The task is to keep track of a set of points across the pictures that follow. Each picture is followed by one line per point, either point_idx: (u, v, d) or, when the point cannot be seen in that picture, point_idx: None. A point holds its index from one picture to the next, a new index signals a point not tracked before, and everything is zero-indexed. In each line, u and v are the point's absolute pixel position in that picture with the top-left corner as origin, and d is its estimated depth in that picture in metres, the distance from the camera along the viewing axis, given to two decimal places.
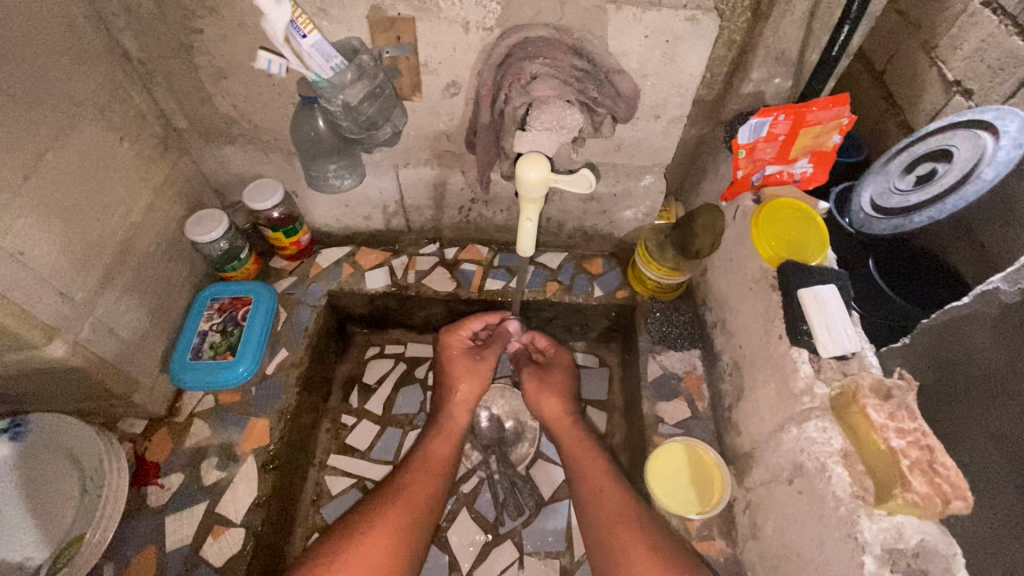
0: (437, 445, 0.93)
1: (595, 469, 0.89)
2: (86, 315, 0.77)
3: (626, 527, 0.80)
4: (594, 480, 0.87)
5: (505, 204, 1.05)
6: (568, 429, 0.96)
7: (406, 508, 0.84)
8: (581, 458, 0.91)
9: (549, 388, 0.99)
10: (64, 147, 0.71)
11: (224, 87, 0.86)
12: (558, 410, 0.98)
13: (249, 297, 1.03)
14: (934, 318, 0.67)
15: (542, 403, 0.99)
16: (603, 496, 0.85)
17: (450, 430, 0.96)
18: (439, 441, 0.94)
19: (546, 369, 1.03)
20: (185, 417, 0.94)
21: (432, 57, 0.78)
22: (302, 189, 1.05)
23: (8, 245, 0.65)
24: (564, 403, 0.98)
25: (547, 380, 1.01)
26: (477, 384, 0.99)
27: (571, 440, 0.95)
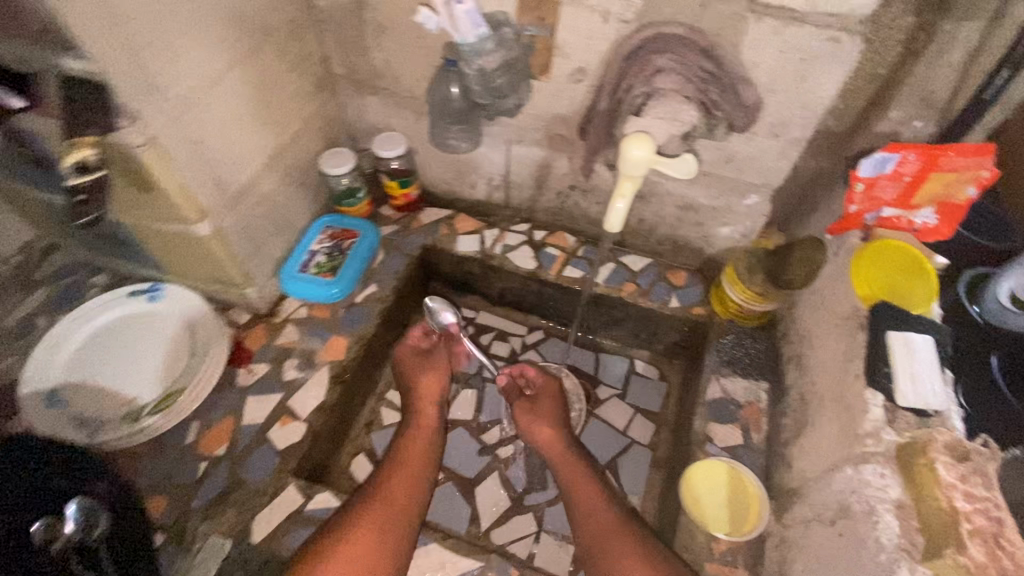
0: (411, 445, 0.91)
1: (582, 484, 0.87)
2: (231, 209, 0.91)
3: (613, 539, 0.79)
4: (582, 494, 0.86)
5: (603, 197, 1.08)
6: (556, 449, 0.93)
7: (387, 497, 0.82)
8: (568, 469, 0.90)
9: (539, 416, 0.97)
10: (247, 67, 0.85)
11: (380, 43, 0.97)
12: (548, 434, 0.95)
13: (356, 232, 1.14)
14: None
15: (533, 430, 0.96)
16: (587, 506, 0.84)
17: (422, 430, 0.94)
18: (416, 440, 0.92)
19: (534, 398, 1.00)
20: (281, 320, 1.07)
21: (567, 42, 0.83)
22: (422, 147, 1.15)
23: (191, 132, 0.79)
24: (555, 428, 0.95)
25: (536, 407, 0.98)
26: (439, 378, 1.00)
27: (561, 460, 0.91)
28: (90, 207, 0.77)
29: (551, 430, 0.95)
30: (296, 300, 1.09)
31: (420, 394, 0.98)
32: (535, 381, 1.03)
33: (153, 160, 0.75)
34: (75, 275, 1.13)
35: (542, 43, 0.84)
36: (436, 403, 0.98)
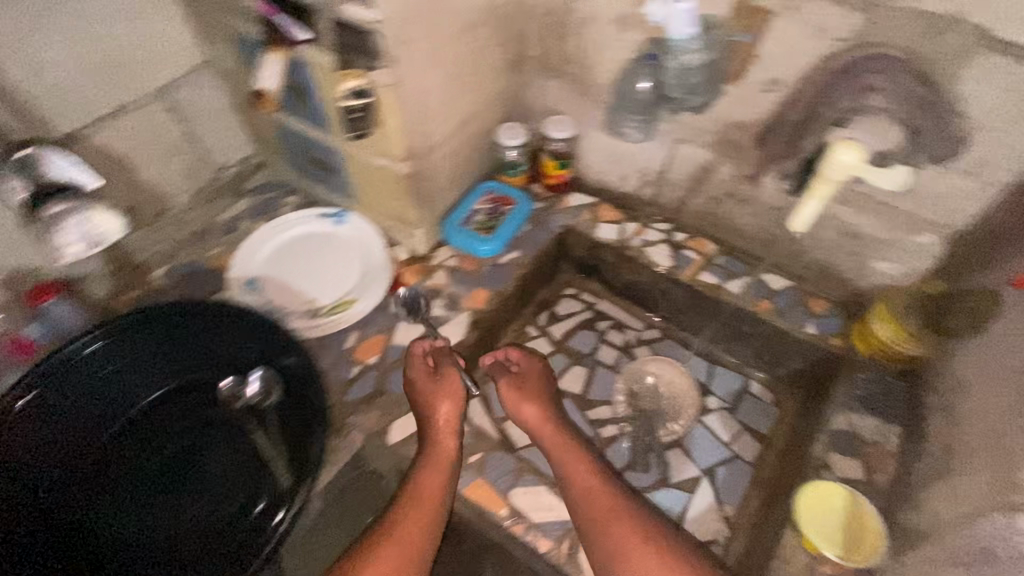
0: (427, 482, 0.89)
1: (581, 471, 0.92)
2: (428, 156, 1.03)
3: (617, 527, 0.85)
4: (580, 483, 0.90)
5: (759, 210, 1.10)
6: (545, 431, 0.99)
7: (414, 521, 0.87)
8: (564, 452, 0.95)
9: (526, 397, 1.02)
10: (472, 35, 0.97)
11: (581, 31, 1.05)
12: (536, 415, 1.01)
13: (513, 200, 1.25)
14: None
15: (522, 411, 1.01)
16: (595, 498, 0.89)
17: (438, 454, 0.92)
18: (430, 473, 0.90)
19: (522, 379, 1.05)
20: (434, 264, 1.19)
21: (772, 51, 0.86)
22: (587, 134, 1.22)
23: (423, 84, 0.91)
24: (542, 410, 1.01)
25: (523, 389, 1.03)
26: (456, 405, 0.97)
27: (551, 440, 0.98)
28: (360, 125, 0.91)
29: (539, 412, 1.01)
30: (450, 250, 1.21)
31: (433, 421, 0.94)
32: (523, 363, 1.09)
33: (391, 100, 0.88)
34: (272, 193, 1.27)
35: (745, 50, 0.88)
36: (455, 433, 0.95)
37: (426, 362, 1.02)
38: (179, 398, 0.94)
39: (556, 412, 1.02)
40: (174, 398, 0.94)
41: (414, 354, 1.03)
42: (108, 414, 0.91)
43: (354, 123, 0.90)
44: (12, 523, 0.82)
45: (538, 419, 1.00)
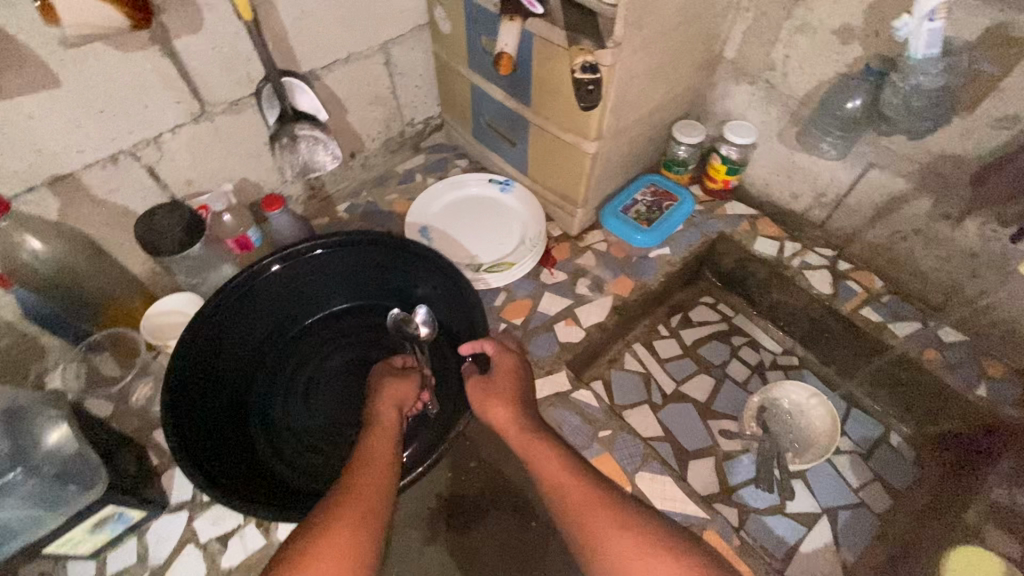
0: (363, 466, 0.71)
1: (553, 463, 0.74)
2: (613, 138, 1.07)
3: (595, 515, 0.68)
4: (554, 477, 0.73)
5: (949, 253, 1.02)
6: (516, 427, 0.81)
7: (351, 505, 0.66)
8: (534, 444, 0.78)
9: (495, 396, 0.83)
10: (685, 29, 0.99)
11: (792, 40, 1.03)
12: (508, 412, 0.82)
13: (676, 198, 1.25)
14: None
15: (493, 414, 0.83)
16: (565, 489, 0.71)
17: (384, 428, 0.78)
18: (374, 443, 0.75)
19: (492, 375, 0.87)
20: (585, 245, 1.24)
21: (1020, 85, 0.80)
22: (766, 145, 1.20)
23: (633, 69, 0.94)
24: (512, 406, 0.82)
25: (492, 386, 0.85)
26: (405, 386, 0.84)
27: (524, 441, 0.79)
28: (589, 98, 0.92)
29: (510, 411, 0.82)
30: (603, 234, 1.25)
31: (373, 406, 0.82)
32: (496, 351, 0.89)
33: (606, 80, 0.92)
34: (446, 154, 1.41)
35: (987, 79, 0.83)
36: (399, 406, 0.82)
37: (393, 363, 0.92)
38: (358, 313, 1.06)
39: (525, 400, 0.83)
40: (354, 312, 1.06)
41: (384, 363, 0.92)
42: (295, 319, 1.04)
43: (585, 96, 0.92)
44: (216, 385, 0.95)
45: (510, 417, 0.81)
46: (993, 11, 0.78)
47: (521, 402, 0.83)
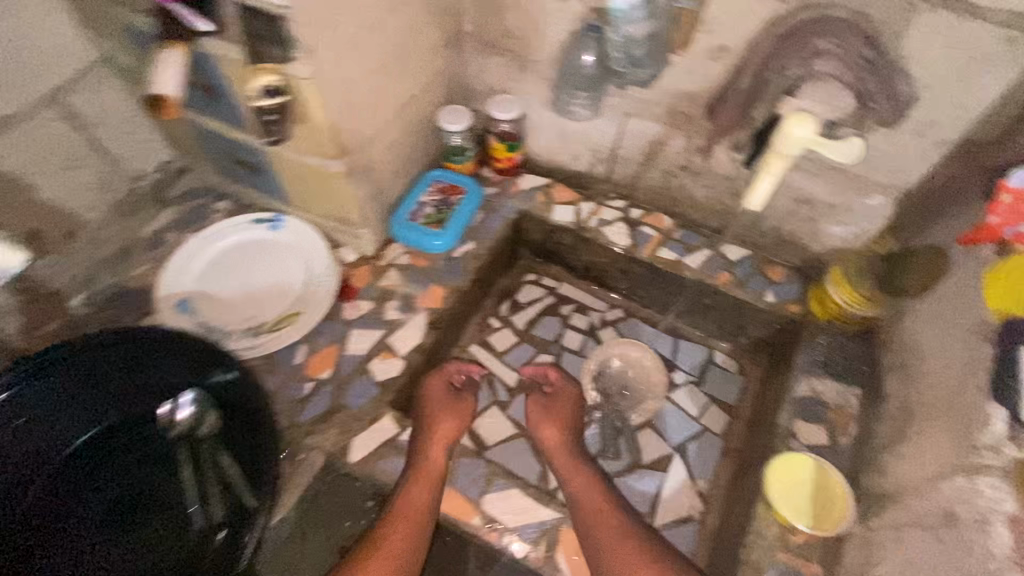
0: (415, 494, 0.85)
1: (591, 494, 0.90)
2: (362, 148, 0.95)
3: (626, 555, 0.81)
4: (590, 504, 0.88)
5: (713, 181, 1.08)
6: (562, 449, 0.98)
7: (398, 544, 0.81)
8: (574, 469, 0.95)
9: (551, 417, 1.02)
10: (401, 13, 0.89)
11: (517, 4, 0.98)
12: (556, 435, 1.00)
13: (462, 188, 1.19)
14: None
15: (542, 431, 1.01)
16: (599, 518, 0.85)
17: (427, 472, 0.87)
18: (417, 486, 0.85)
19: (553, 399, 1.05)
20: (385, 263, 1.13)
21: (716, 16, 0.83)
22: (535, 113, 1.17)
23: (347, 73, 0.82)
24: (563, 431, 1.01)
25: (550, 409, 1.04)
26: (455, 421, 0.97)
27: (567, 464, 0.96)
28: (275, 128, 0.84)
29: (557, 433, 1.00)
30: (400, 247, 1.14)
31: (433, 435, 0.92)
32: (561, 387, 1.07)
33: (310, 95, 0.80)
34: (200, 198, 1.19)
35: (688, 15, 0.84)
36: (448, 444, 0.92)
37: (452, 377, 1.05)
38: (125, 430, 0.88)
39: (574, 433, 1.01)
40: (117, 431, 0.87)
41: (447, 368, 1.06)
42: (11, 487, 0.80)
43: (267, 127, 0.84)
44: None
45: (557, 438, 1.00)
46: None
47: (569, 432, 1.01)
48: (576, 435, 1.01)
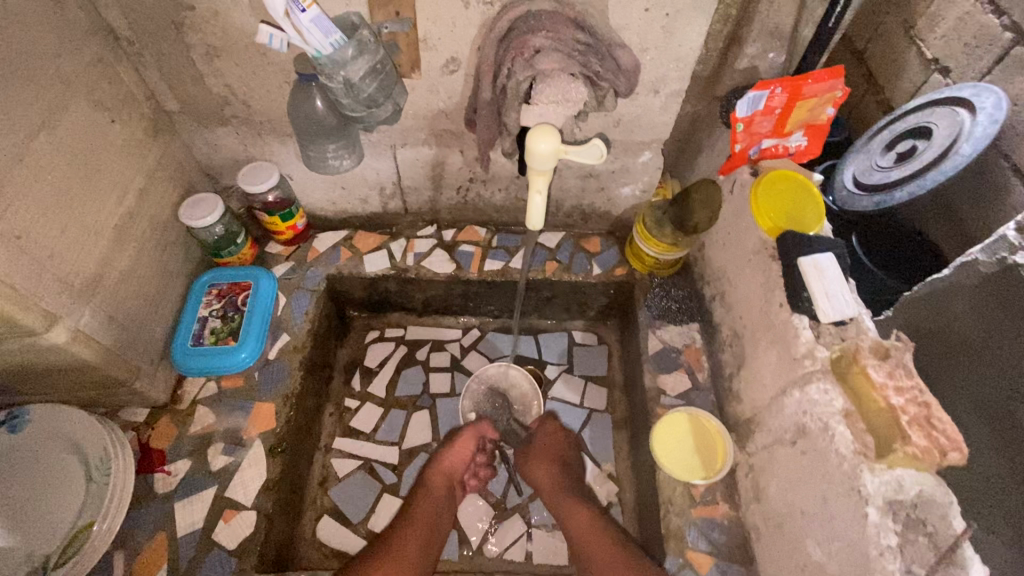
0: (420, 509, 0.89)
1: (588, 527, 0.86)
2: (86, 301, 0.75)
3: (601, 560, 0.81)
4: (585, 533, 0.85)
5: (504, 182, 1.06)
6: (553, 483, 0.94)
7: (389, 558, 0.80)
8: (566, 507, 0.90)
9: (538, 456, 0.97)
10: (57, 127, 0.70)
11: (217, 68, 0.85)
12: (548, 468, 0.95)
13: (248, 282, 1.02)
14: (919, 287, 0.69)
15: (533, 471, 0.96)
16: (593, 542, 0.84)
17: (432, 492, 0.92)
18: (425, 504, 0.90)
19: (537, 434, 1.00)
20: (189, 404, 0.93)
21: (431, 32, 0.77)
22: (297, 172, 1.03)
23: (6, 228, 0.63)
24: (557, 466, 0.96)
25: (539, 444, 0.99)
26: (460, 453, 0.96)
27: (562, 502, 0.91)
28: None
29: (547, 469, 0.95)
30: (200, 377, 0.95)
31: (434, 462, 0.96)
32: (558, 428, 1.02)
33: None
34: None
35: (405, 38, 0.78)
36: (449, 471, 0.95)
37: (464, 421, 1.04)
38: None
39: (569, 467, 0.97)
40: None
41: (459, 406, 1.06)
42: None
43: None
44: None
45: (553, 476, 0.94)
46: None
47: (563, 464, 0.96)
48: (569, 471, 0.96)
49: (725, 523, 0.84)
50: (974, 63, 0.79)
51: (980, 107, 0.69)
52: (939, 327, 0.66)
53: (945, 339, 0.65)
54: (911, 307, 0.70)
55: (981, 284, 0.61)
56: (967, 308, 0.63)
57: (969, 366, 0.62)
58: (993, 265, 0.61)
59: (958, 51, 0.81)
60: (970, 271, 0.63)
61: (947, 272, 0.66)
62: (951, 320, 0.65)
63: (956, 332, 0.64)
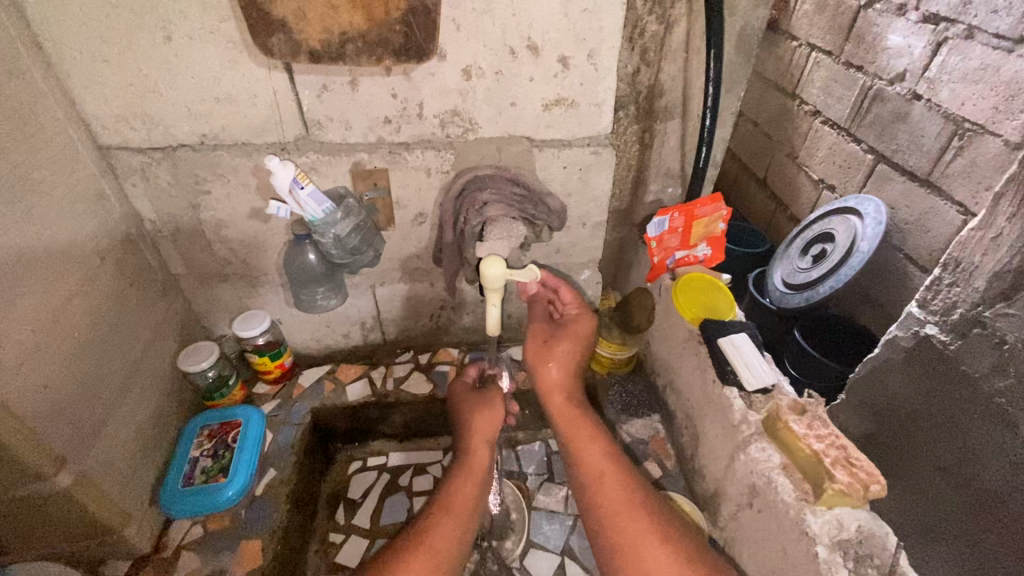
0: (463, 489, 0.89)
1: (597, 458, 0.88)
2: (90, 446, 0.81)
3: (608, 484, 0.84)
4: (594, 466, 0.87)
5: (471, 307, 1.22)
6: (562, 396, 0.95)
7: (433, 544, 0.80)
8: (575, 432, 0.91)
9: (559, 355, 0.95)
10: (87, 292, 0.83)
11: (224, 236, 1.02)
12: (559, 377, 0.96)
13: (238, 420, 1.09)
14: (861, 368, 0.86)
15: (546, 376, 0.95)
16: (604, 481, 0.84)
17: (476, 468, 0.93)
18: (467, 479, 0.91)
19: (558, 332, 0.97)
20: (173, 550, 0.93)
21: (403, 196, 0.99)
22: (287, 315, 1.17)
23: (36, 378, 0.72)
24: (567, 373, 0.96)
25: (553, 345, 0.96)
26: (490, 408, 0.98)
27: (568, 423, 0.93)
28: None
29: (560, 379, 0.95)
30: (186, 520, 0.96)
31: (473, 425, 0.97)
32: (576, 313, 0.99)
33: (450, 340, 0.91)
34: None
35: (382, 202, 0.99)
36: (488, 441, 0.96)
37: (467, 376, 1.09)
38: None
39: (576, 385, 0.97)
40: None
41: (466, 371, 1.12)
42: None
43: None
44: None
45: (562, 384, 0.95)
46: (343, 160, 0.92)
47: (572, 370, 0.96)
48: (577, 368, 0.98)
49: None
50: (850, 178, 1.20)
51: (865, 216, 1.03)
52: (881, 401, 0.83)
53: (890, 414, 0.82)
54: (866, 384, 0.85)
55: (909, 357, 0.78)
56: (903, 378, 0.79)
57: (921, 443, 0.78)
58: (910, 339, 0.77)
59: (837, 171, 1.23)
60: (897, 345, 0.79)
61: (878, 350, 0.82)
62: (891, 392, 0.81)
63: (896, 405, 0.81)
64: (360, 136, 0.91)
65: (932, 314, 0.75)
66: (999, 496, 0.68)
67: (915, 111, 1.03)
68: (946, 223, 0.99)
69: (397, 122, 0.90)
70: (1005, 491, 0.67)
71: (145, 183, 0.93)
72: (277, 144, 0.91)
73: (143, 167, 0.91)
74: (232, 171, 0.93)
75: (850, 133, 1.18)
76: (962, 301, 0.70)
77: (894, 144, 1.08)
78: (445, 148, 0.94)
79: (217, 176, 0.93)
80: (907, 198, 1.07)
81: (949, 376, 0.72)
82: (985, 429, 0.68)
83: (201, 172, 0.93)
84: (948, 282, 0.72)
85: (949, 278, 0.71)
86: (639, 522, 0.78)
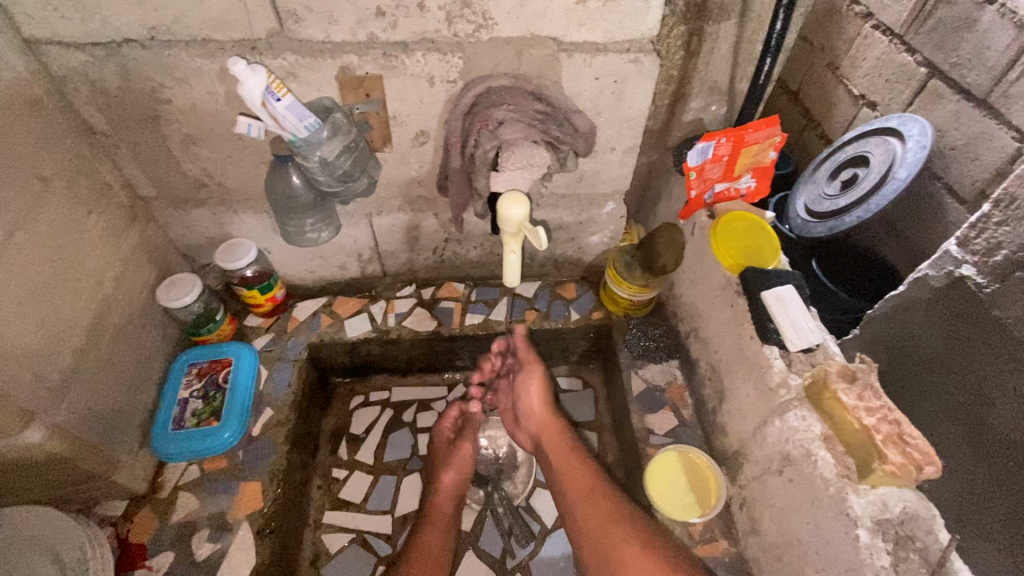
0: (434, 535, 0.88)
1: (580, 474, 0.90)
2: (60, 398, 0.73)
3: (594, 500, 0.86)
4: (582, 483, 0.89)
5: (479, 240, 1.10)
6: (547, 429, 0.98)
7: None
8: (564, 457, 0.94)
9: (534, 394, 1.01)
10: (32, 224, 0.71)
11: (194, 153, 0.87)
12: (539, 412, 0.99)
13: (228, 358, 1.02)
14: (879, 307, 0.78)
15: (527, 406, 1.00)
16: (594, 499, 0.86)
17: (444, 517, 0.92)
18: (437, 528, 0.90)
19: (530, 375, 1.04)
20: (170, 491, 0.90)
21: (400, 110, 0.83)
22: (275, 245, 1.05)
23: None
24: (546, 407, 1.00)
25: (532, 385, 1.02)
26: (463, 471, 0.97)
27: (551, 442, 0.97)
28: None
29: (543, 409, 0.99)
30: (181, 462, 0.92)
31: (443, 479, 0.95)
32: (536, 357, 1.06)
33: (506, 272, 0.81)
34: None
35: (377, 116, 0.84)
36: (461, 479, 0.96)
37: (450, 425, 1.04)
38: None
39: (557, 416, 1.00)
40: None
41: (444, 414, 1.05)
42: None
43: None
44: None
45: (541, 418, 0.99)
46: (327, 63, 0.76)
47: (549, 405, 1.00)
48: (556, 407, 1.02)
49: (726, 560, 0.84)
50: (896, 96, 0.98)
51: (907, 135, 0.85)
52: (902, 339, 0.77)
53: (911, 352, 0.76)
54: (875, 325, 0.80)
55: (936, 298, 0.71)
56: (925, 318, 0.73)
57: (929, 380, 0.74)
58: (941, 279, 0.70)
59: (881, 86, 1.01)
60: (923, 285, 0.72)
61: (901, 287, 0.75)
62: (911, 333, 0.75)
63: (920, 344, 0.75)
64: (346, 33, 0.73)
65: (972, 254, 0.67)
66: (1007, 438, 0.65)
67: (989, 11, 0.81)
68: (999, 155, 0.83)
69: (392, 15, 0.72)
70: (1014, 436, 0.65)
71: (91, 89, 0.77)
72: (245, 42, 0.74)
73: (85, 69, 0.75)
74: (194, 75, 0.77)
75: (904, 42, 0.95)
76: (1010, 242, 0.62)
77: (954, 57, 0.87)
78: (454, 51, 0.76)
79: (176, 81, 0.77)
80: (957, 121, 0.87)
81: (980, 320, 0.67)
82: (1007, 375, 0.65)
83: (155, 74, 0.76)
84: (996, 220, 0.63)
85: (999, 217, 0.63)
86: (629, 550, 0.78)
